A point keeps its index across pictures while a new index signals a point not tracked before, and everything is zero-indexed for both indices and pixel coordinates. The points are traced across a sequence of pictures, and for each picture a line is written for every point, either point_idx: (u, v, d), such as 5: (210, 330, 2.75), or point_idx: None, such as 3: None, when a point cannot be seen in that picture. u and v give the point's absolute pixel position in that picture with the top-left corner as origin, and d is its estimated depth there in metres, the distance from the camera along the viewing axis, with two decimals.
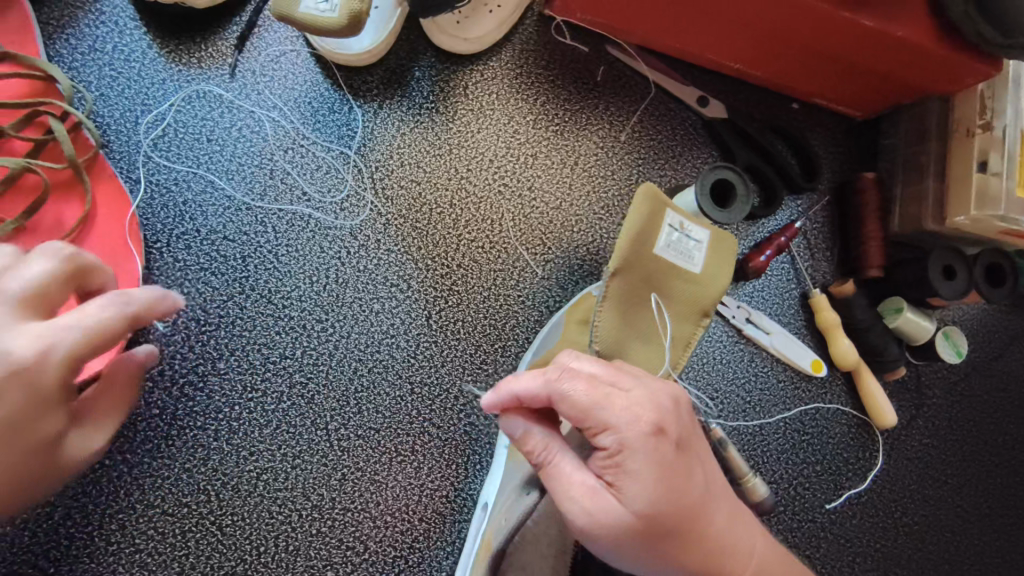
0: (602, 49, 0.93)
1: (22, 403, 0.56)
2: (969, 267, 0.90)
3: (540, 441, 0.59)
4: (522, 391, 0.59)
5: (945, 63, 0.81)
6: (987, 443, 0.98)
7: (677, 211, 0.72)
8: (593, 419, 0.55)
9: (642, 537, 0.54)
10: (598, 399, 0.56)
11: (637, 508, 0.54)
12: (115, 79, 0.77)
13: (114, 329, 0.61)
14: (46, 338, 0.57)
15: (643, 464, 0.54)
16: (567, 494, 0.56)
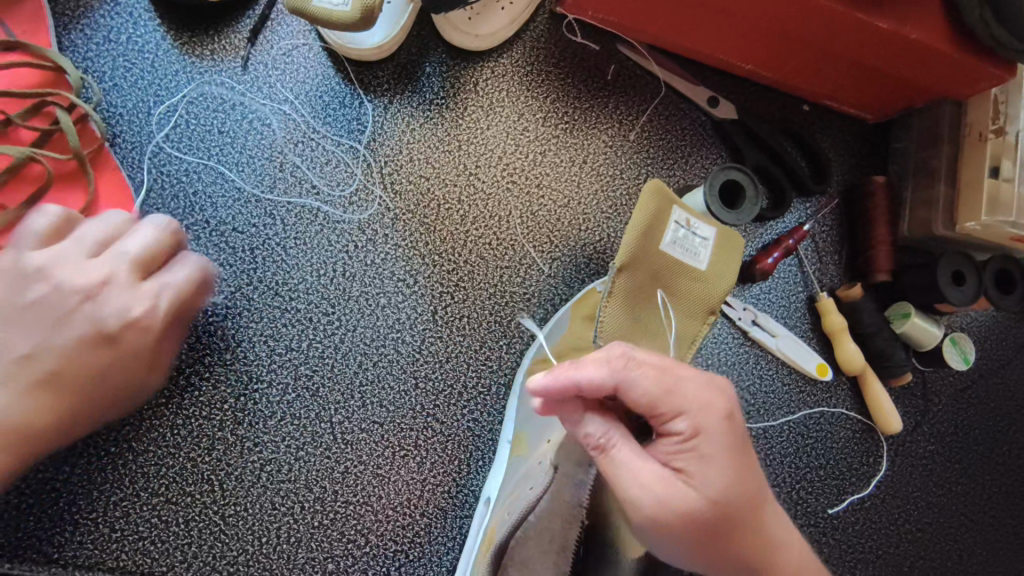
0: (613, 48, 0.92)
1: (127, 350, 0.64)
2: (977, 272, 0.90)
3: (599, 428, 0.59)
4: (594, 377, 0.57)
5: (959, 68, 0.81)
6: (993, 451, 0.98)
7: (683, 207, 0.73)
8: (669, 407, 0.57)
9: (710, 523, 0.57)
10: (677, 387, 0.58)
11: (708, 493, 0.56)
12: (128, 69, 0.77)
13: (194, 292, 0.69)
14: (153, 299, 0.66)
15: (717, 450, 0.57)
16: (636, 484, 0.56)
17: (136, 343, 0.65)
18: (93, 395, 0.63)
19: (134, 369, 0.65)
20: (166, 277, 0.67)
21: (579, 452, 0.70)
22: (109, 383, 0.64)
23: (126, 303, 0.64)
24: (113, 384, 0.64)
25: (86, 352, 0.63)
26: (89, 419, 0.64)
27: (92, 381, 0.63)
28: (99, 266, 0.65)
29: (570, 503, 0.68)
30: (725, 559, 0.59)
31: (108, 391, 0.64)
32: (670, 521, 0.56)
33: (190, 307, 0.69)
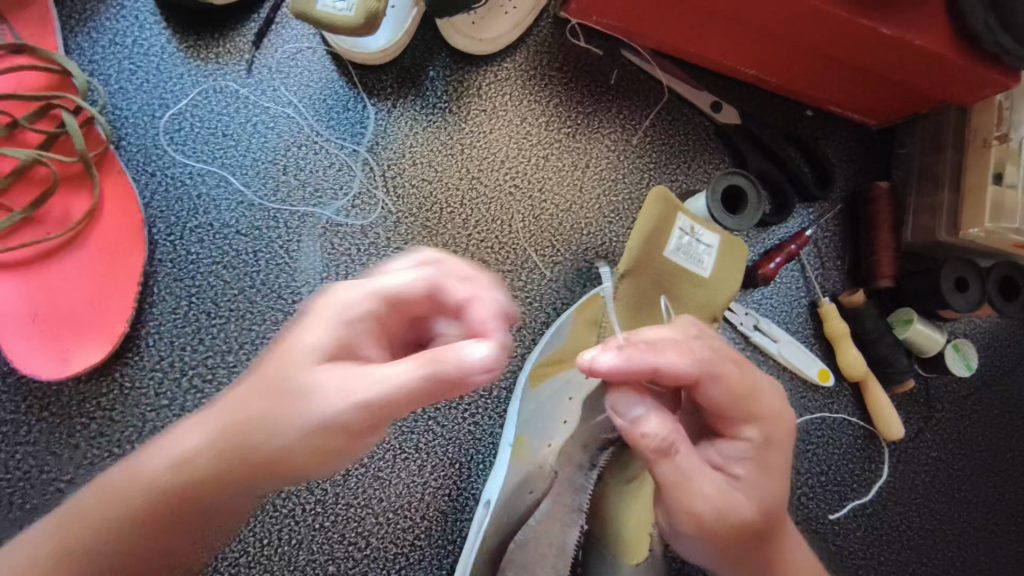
0: (616, 52, 0.93)
1: (328, 341, 0.51)
2: (981, 279, 0.90)
3: (661, 431, 0.55)
4: (676, 367, 0.56)
5: (963, 74, 0.81)
6: (996, 459, 0.97)
7: (689, 215, 0.72)
8: (737, 409, 0.59)
9: (754, 529, 0.59)
10: (750, 391, 0.59)
11: (760, 501, 0.59)
12: (134, 72, 0.78)
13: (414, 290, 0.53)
14: (368, 286, 0.53)
15: (772, 460, 0.61)
16: (704, 488, 0.56)
17: (349, 337, 0.52)
18: (262, 377, 0.52)
19: (327, 372, 0.50)
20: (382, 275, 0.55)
21: (579, 455, 0.69)
22: (283, 367, 0.51)
23: (347, 292, 0.54)
24: (291, 366, 0.50)
25: (313, 339, 0.52)
26: (282, 427, 0.50)
27: (271, 363, 0.52)
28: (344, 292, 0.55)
29: (571, 507, 0.67)
30: (750, 564, 0.62)
31: (281, 374, 0.51)
32: (721, 524, 0.57)
33: (402, 301, 0.53)
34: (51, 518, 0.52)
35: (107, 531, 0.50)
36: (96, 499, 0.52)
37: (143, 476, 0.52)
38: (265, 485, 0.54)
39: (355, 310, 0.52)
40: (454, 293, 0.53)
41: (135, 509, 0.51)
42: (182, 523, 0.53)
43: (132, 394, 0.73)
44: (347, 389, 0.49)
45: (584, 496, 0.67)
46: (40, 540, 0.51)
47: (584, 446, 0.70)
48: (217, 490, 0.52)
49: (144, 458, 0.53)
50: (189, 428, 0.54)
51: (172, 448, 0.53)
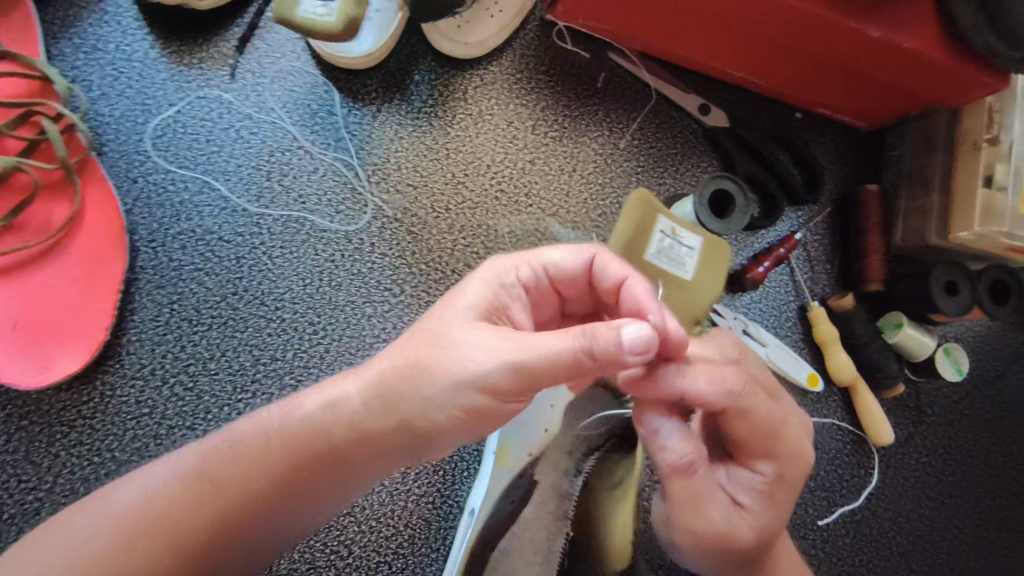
0: (603, 55, 0.92)
1: (476, 308, 0.56)
2: (972, 283, 0.89)
3: (683, 451, 0.54)
4: (715, 390, 0.54)
5: (953, 76, 0.80)
6: (988, 463, 0.96)
7: (669, 216, 0.73)
8: (757, 446, 0.59)
9: (750, 552, 0.61)
10: (772, 433, 0.58)
11: (762, 529, 0.60)
12: (116, 78, 0.78)
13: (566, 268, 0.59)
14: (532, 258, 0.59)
15: (781, 497, 0.60)
16: (709, 510, 0.58)
17: (490, 309, 0.57)
18: (419, 329, 0.57)
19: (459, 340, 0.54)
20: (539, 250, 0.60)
21: (566, 462, 0.73)
22: (436, 323, 0.56)
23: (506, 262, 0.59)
24: (444, 322, 0.56)
25: (457, 308, 0.57)
26: (408, 402, 0.56)
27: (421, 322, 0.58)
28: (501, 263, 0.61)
29: (557, 514, 0.70)
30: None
31: (435, 328, 0.56)
32: (719, 542, 0.59)
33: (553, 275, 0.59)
34: (193, 452, 0.59)
35: (247, 463, 0.58)
36: (241, 434, 0.59)
37: (294, 416, 0.60)
38: (390, 443, 0.59)
39: (505, 277, 0.58)
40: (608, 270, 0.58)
41: (279, 449, 0.58)
42: (311, 468, 0.59)
43: (113, 402, 0.73)
44: (497, 345, 0.52)
45: (570, 504, 0.70)
46: (185, 459, 0.59)
47: (569, 453, 0.74)
48: (360, 433, 0.58)
49: (293, 402, 0.61)
50: (342, 383, 0.61)
51: (322, 396, 0.60)
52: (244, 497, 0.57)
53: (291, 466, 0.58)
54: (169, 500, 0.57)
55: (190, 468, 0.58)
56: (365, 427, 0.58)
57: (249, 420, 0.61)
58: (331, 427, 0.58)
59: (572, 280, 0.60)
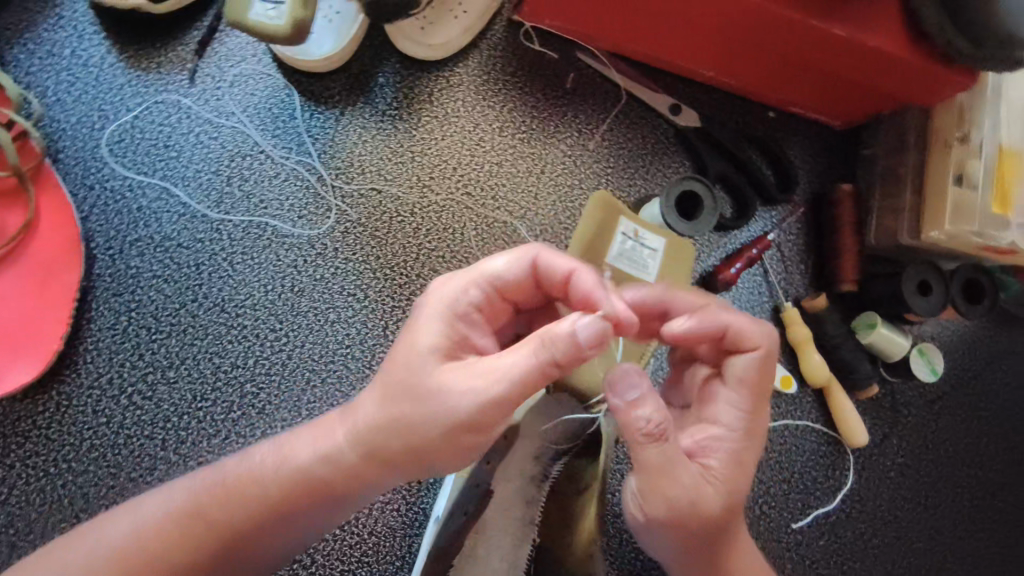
0: (572, 55, 0.90)
1: (435, 343, 0.55)
2: (945, 283, 0.88)
3: (655, 419, 0.53)
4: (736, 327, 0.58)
5: (921, 74, 0.79)
6: (965, 464, 0.95)
7: (631, 219, 0.77)
8: (742, 392, 0.58)
9: (718, 524, 0.58)
10: (762, 377, 0.59)
11: (730, 495, 0.57)
12: (72, 84, 0.77)
13: (512, 276, 0.58)
14: (474, 273, 0.58)
15: (748, 458, 0.58)
16: (681, 474, 0.55)
17: (450, 342, 0.55)
18: (388, 373, 0.56)
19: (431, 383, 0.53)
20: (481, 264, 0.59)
21: (531, 468, 0.70)
22: (408, 373, 0.54)
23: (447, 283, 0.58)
24: (417, 372, 0.54)
25: (416, 347, 0.55)
26: (394, 446, 0.55)
27: (390, 367, 0.56)
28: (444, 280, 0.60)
29: (524, 521, 0.66)
30: (701, 558, 0.61)
31: (410, 378, 0.54)
32: (687, 513, 0.56)
33: (500, 285, 0.58)
34: (182, 492, 0.58)
35: (242, 510, 0.57)
36: (237, 480, 0.58)
37: (287, 465, 0.58)
38: (389, 479, 0.59)
39: (458, 303, 0.56)
40: (555, 269, 0.57)
41: (274, 497, 0.58)
42: (315, 504, 0.59)
43: (70, 412, 0.72)
44: (472, 385, 0.52)
45: (536, 510, 0.67)
46: (175, 499, 0.58)
47: (535, 458, 0.70)
48: (356, 475, 0.58)
49: (286, 445, 0.60)
50: (330, 424, 0.60)
51: (313, 440, 0.59)
52: (236, 535, 0.58)
53: (290, 505, 0.58)
54: (160, 539, 0.56)
55: (180, 511, 0.57)
56: (358, 471, 0.57)
57: (241, 465, 0.60)
58: (327, 473, 0.58)
59: (522, 285, 0.59)
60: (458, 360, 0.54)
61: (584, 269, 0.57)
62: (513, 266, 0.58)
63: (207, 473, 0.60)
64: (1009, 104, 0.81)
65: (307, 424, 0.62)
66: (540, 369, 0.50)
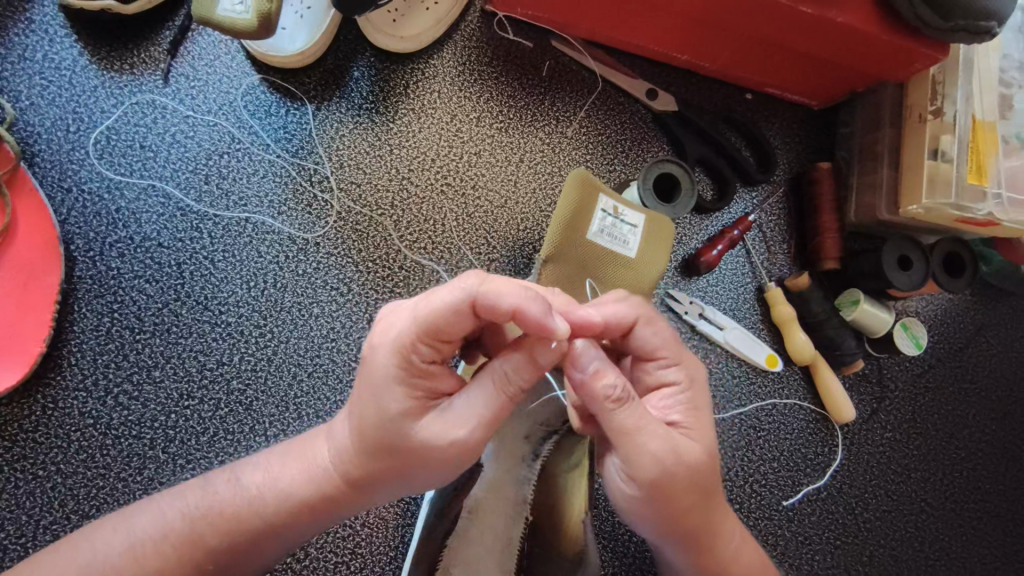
0: (547, 43, 0.90)
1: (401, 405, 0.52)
2: (924, 257, 0.88)
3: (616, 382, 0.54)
4: (610, 314, 0.59)
5: (892, 49, 0.79)
6: (954, 436, 0.96)
7: (610, 195, 0.77)
8: (665, 354, 0.60)
9: (705, 481, 0.57)
10: (670, 334, 0.61)
11: (707, 445, 0.58)
12: (46, 87, 0.76)
13: (456, 317, 0.52)
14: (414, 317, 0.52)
15: (704, 404, 0.60)
16: (653, 437, 0.55)
17: (416, 397, 0.53)
18: (361, 424, 0.54)
19: (410, 440, 0.52)
20: (422, 302, 0.53)
21: (522, 449, 0.71)
22: (386, 435, 0.53)
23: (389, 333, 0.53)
24: (394, 434, 0.52)
25: (387, 409, 0.52)
26: (386, 480, 0.56)
27: (363, 424, 0.54)
28: (385, 321, 0.55)
29: (516, 500, 0.69)
30: (686, 525, 0.59)
31: (384, 435, 0.53)
32: (677, 473, 0.55)
33: (443, 328, 0.52)
34: (175, 513, 0.58)
35: (241, 534, 0.57)
36: (234, 511, 0.57)
37: (282, 496, 0.58)
38: (380, 498, 0.60)
39: (410, 363, 0.52)
40: (498, 307, 0.51)
41: (273, 522, 0.58)
42: (313, 519, 0.59)
43: (56, 415, 0.72)
44: (453, 437, 0.52)
45: (527, 489, 0.69)
46: (170, 523, 0.57)
47: (527, 438, 0.72)
48: (351, 498, 0.58)
49: (278, 473, 0.59)
50: (314, 446, 0.59)
51: (303, 464, 0.59)
52: (236, 557, 0.58)
53: (288, 521, 0.58)
54: (160, 562, 0.55)
55: (177, 536, 0.56)
56: (351, 492, 0.57)
57: (232, 492, 0.59)
58: (322, 496, 0.58)
59: (468, 322, 0.53)
60: (431, 412, 0.53)
61: (527, 300, 0.51)
62: (453, 311, 0.51)
63: (196, 498, 0.59)
64: (979, 74, 0.81)
65: (292, 446, 0.62)
66: (506, 399, 0.53)
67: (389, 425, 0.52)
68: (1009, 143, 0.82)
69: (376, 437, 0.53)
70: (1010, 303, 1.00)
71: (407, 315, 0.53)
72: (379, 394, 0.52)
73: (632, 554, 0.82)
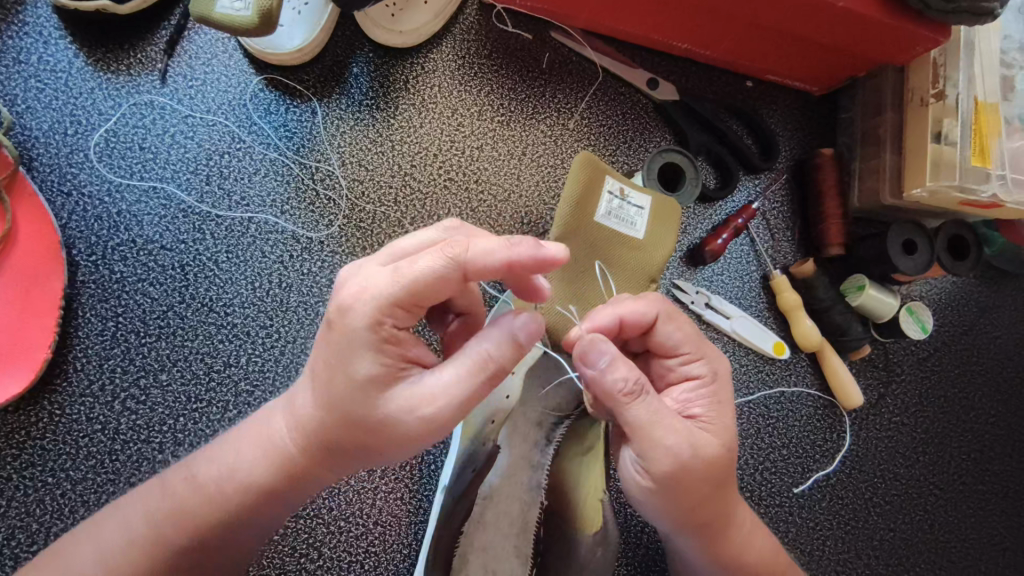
0: (546, 35, 0.90)
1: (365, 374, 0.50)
2: (929, 241, 0.88)
3: (629, 377, 0.53)
4: (630, 313, 0.59)
5: (894, 34, 0.79)
6: (961, 419, 0.96)
7: (617, 177, 0.77)
8: (687, 352, 0.61)
9: (723, 468, 0.57)
10: (692, 328, 0.62)
11: (723, 441, 0.58)
12: (42, 91, 0.76)
13: (444, 281, 0.50)
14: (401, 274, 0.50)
15: (725, 398, 0.60)
16: (671, 428, 0.55)
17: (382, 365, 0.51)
18: (323, 392, 0.52)
19: (370, 411, 0.51)
20: (405, 262, 0.51)
21: (534, 434, 0.71)
22: (352, 403, 0.51)
23: (368, 285, 0.51)
24: (359, 403, 0.51)
25: (352, 374, 0.51)
26: (342, 454, 0.55)
27: (328, 393, 0.52)
28: (361, 275, 0.52)
29: (530, 486, 0.68)
30: (701, 515, 0.60)
31: (348, 403, 0.51)
32: (687, 467, 0.55)
33: (428, 292, 0.50)
34: (139, 519, 0.57)
35: (206, 522, 0.57)
36: (197, 502, 0.57)
37: (238, 477, 0.57)
38: (338, 474, 0.59)
39: (383, 328, 0.50)
40: (487, 265, 0.50)
41: (236, 504, 0.57)
42: (272, 498, 0.58)
43: (62, 421, 0.71)
44: (423, 412, 0.50)
45: (542, 473, 0.69)
46: (135, 527, 0.57)
47: (538, 424, 0.71)
48: (313, 471, 0.57)
49: (235, 458, 0.58)
50: (270, 422, 0.58)
51: (259, 444, 0.58)
52: (200, 549, 0.58)
53: (250, 503, 0.58)
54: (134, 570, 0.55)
55: (145, 539, 0.56)
56: (314, 466, 0.57)
57: (188, 488, 0.58)
58: (279, 470, 0.57)
59: (453, 287, 0.51)
60: (402, 382, 0.51)
61: (515, 248, 0.50)
62: (440, 277, 0.49)
63: (156, 501, 0.58)
64: (981, 57, 0.81)
65: (244, 430, 0.60)
66: (483, 378, 0.51)
67: (352, 391, 0.51)
68: (1012, 125, 0.82)
69: (339, 403, 0.52)
70: (1013, 284, 1.00)
71: (389, 276, 0.50)
72: (347, 359, 0.51)
73: (645, 545, 0.82)
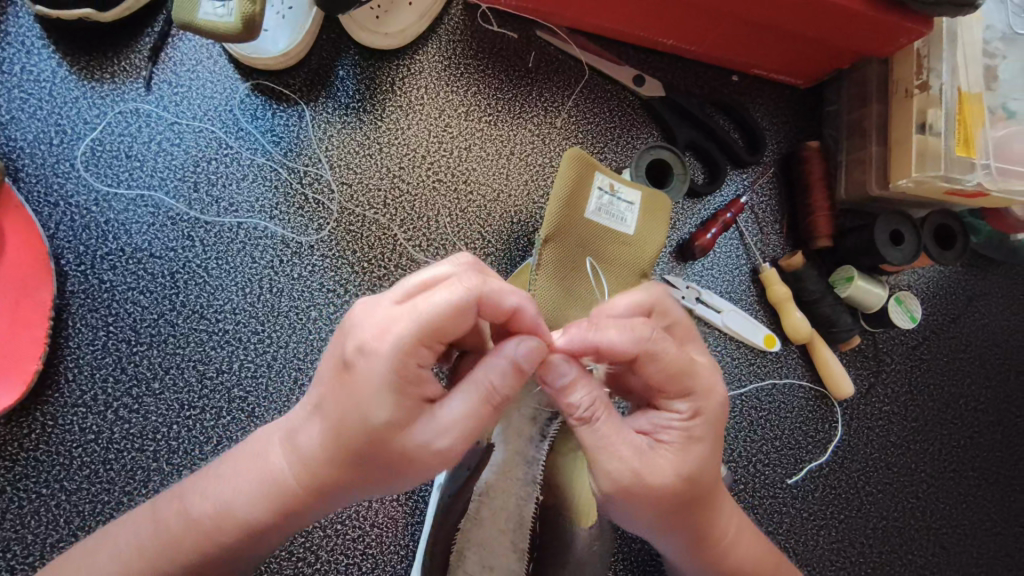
0: (532, 34, 0.90)
1: (385, 416, 0.50)
2: (915, 231, 0.89)
3: (585, 399, 0.55)
4: (611, 343, 0.55)
5: (876, 26, 0.79)
6: (950, 406, 0.97)
7: (606, 173, 0.77)
8: (671, 386, 0.57)
9: (685, 492, 0.56)
10: (681, 362, 0.56)
11: (689, 470, 0.56)
12: (26, 100, 0.75)
13: (459, 318, 0.51)
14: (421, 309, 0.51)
15: (705, 433, 0.57)
16: (623, 453, 0.55)
17: (401, 406, 0.50)
18: (334, 431, 0.51)
19: (387, 451, 0.51)
20: (423, 298, 0.51)
21: (529, 429, 0.70)
22: (368, 443, 0.51)
23: (388, 325, 0.51)
24: (375, 443, 0.51)
25: (369, 413, 0.50)
26: (348, 490, 0.55)
27: (339, 431, 0.51)
28: (379, 314, 0.52)
29: (525, 481, 0.68)
30: (672, 529, 0.60)
31: (362, 443, 0.51)
32: (645, 491, 0.55)
33: (447, 331, 0.51)
34: (133, 550, 0.57)
35: (205, 557, 0.56)
36: (193, 540, 0.56)
37: (234, 514, 0.56)
38: (335, 506, 0.58)
39: (405, 368, 0.50)
40: (500, 303, 0.53)
41: (234, 539, 0.56)
42: (269, 529, 0.57)
43: (55, 432, 0.71)
44: (440, 447, 0.51)
45: (537, 468, 0.68)
46: (130, 556, 0.56)
47: (532, 419, 0.70)
48: (311, 505, 0.56)
49: (230, 491, 0.57)
50: (267, 452, 0.57)
51: (256, 475, 0.56)
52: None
53: (247, 535, 0.56)
54: None
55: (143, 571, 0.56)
56: (313, 501, 0.55)
57: (184, 525, 0.57)
58: (278, 507, 0.55)
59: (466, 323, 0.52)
60: (419, 420, 0.51)
61: (526, 300, 0.55)
62: (459, 310, 0.51)
63: (148, 538, 0.57)
64: (965, 48, 0.81)
65: (239, 456, 0.59)
66: (490, 408, 0.52)
67: (368, 430, 0.50)
68: (994, 113, 0.83)
69: (354, 442, 0.51)
70: (1000, 271, 1.01)
71: (409, 315, 0.51)
72: (365, 400, 0.50)
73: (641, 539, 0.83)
